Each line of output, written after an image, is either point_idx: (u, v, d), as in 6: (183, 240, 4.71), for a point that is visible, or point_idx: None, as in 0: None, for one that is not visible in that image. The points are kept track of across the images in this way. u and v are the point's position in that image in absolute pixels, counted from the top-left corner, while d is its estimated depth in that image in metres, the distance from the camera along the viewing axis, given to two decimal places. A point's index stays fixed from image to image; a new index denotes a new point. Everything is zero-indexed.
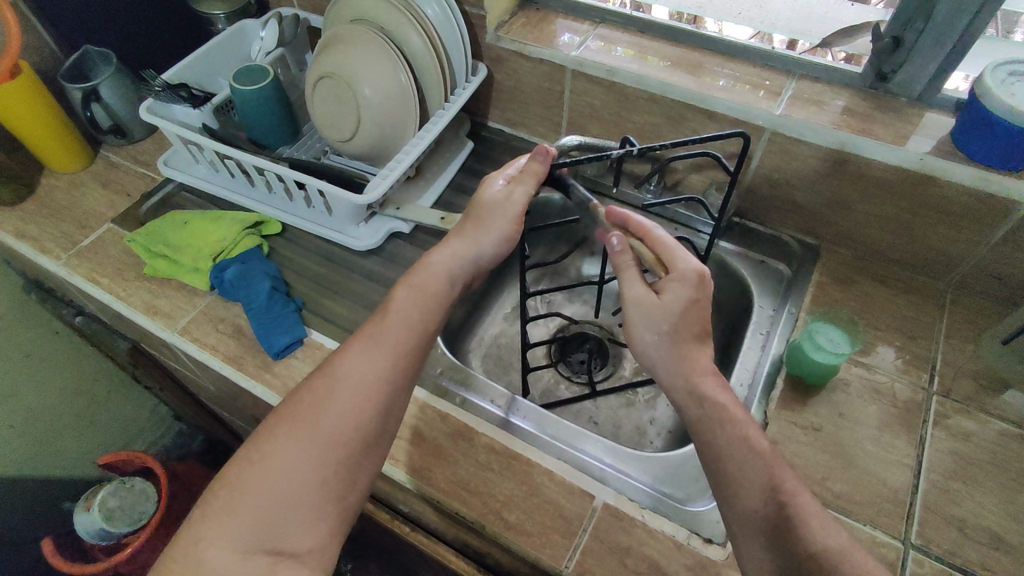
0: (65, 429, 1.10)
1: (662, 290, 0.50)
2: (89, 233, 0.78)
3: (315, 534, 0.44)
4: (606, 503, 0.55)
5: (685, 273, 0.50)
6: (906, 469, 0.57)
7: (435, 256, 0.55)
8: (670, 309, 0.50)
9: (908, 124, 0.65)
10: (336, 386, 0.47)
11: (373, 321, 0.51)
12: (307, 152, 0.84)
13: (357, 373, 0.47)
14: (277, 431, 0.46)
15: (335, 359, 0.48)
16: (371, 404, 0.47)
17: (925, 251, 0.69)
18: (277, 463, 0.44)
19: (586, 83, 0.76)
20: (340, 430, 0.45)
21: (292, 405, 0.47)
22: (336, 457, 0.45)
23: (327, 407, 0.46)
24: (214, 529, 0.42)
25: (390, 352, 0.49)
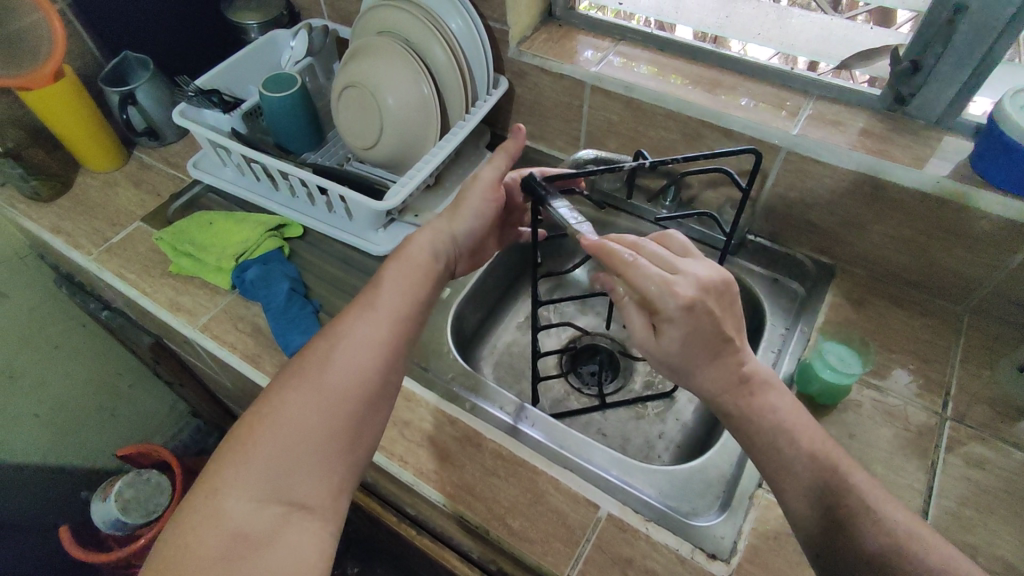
0: (87, 420, 1.14)
1: (659, 331, 0.45)
2: (119, 231, 0.81)
3: (328, 485, 0.44)
4: (611, 514, 0.56)
5: (673, 311, 0.43)
6: (916, 494, 0.56)
7: (419, 234, 0.57)
8: (672, 345, 0.45)
9: (926, 146, 0.65)
10: (342, 344, 0.48)
11: (371, 288, 0.53)
12: (330, 158, 0.86)
13: (363, 332, 0.49)
14: (285, 386, 0.46)
15: (336, 323, 0.50)
16: (378, 361, 0.48)
17: (942, 274, 0.68)
18: (289, 415, 0.45)
19: (605, 98, 0.77)
20: (349, 385, 0.47)
21: (299, 363, 0.48)
22: (346, 411, 0.46)
23: (334, 363, 0.47)
24: (229, 481, 0.42)
25: (393, 314, 0.51)
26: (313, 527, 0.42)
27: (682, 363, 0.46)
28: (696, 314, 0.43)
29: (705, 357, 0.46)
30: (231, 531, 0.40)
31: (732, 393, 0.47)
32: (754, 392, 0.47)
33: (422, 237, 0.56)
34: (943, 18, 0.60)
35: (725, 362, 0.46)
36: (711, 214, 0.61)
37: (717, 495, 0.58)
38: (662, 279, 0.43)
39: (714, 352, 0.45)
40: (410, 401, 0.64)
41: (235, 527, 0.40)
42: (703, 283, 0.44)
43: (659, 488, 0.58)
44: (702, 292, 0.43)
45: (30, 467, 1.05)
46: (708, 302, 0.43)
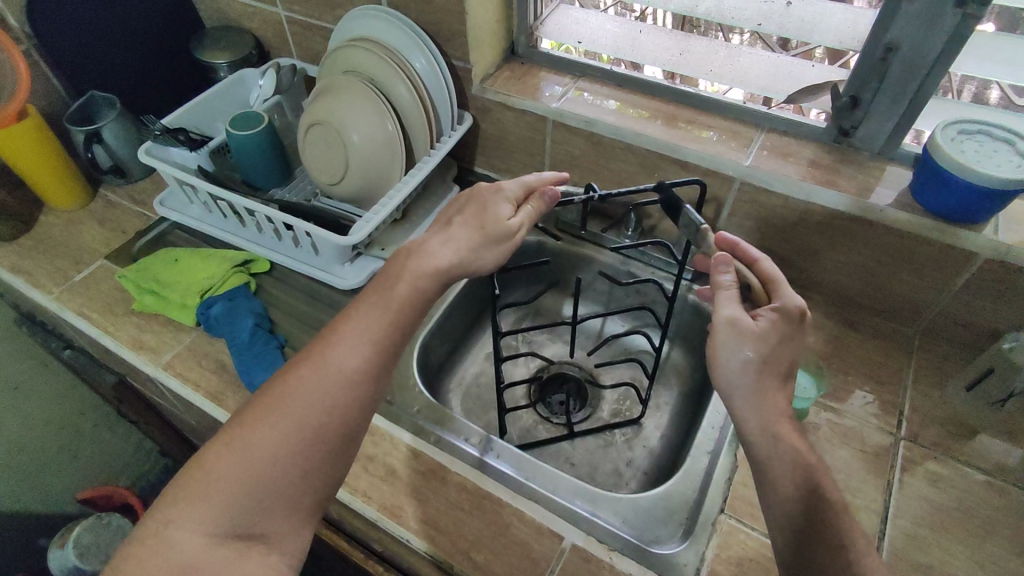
0: (49, 463, 1.10)
1: (759, 319, 0.49)
2: (83, 269, 0.80)
3: (288, 519, 0.45)
4: (575, 545, 0.56)
5: (795, 308, 0.50)
6: (873, 514, 0.57)
7: (431, 250, 0.56)
8: (770, 338, 0.48)
9: (871, 177, 0.68)
10: (320, 375, 0.48)
11: (358, 313, 0.53)
12: (298, 194, 0.87)
13: (343, 364, 0.49)
14: (256, 415, 0.47)
15: (318, 350, 0.50)
16: (354, 396, 0.49)
17: (893, 299, 0.71)
18: (258, 446, 0.45)
19: (566, 133, 0.80)
20: (322, 419, 0.47)
21: (274, 392, 0.48)
22: (316, 445, 0.47)
23: (310, 396, 0.48)
24: (185, 513, 0.43)
25: (372, 343, 0.51)
26: (268, 562, 0.44)
27: (766, 358, 0.48)
28: (806, 323, 0.50)
29: (772, 380, 0.48)
30: (180, 565, 0.41)
31: (781, 420, 0.47)
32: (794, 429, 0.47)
33: (431, 251, 0.56)
34: (876, 57, 0.63)
35: (779, 395, 0.48)
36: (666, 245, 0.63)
37: (682, 522, 0.58)
38: (784, 286, 0.52)
39: (779, 376, 0.48)
40: (376, 435, 0.64)
41: (186, 562, 0.41)
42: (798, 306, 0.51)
43: (623, 516, 0.59)
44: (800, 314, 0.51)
45: None
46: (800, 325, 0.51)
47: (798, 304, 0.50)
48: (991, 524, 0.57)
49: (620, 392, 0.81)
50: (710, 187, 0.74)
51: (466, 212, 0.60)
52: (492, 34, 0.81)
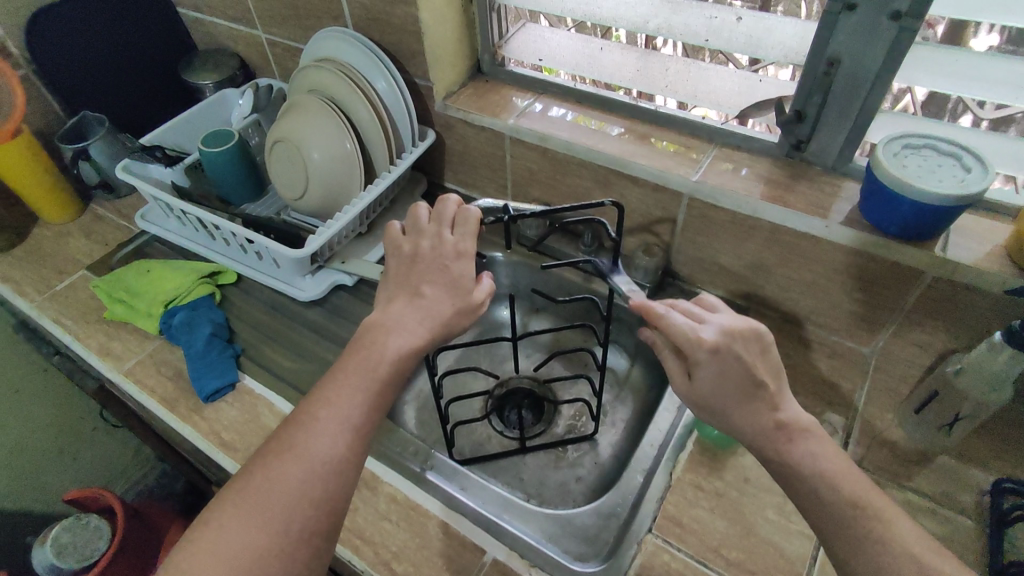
0: (47, 463, 1.16)
1: (692, 374, 0.48)
2: (64, 278, 0.85)
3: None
4: (496, 559, 0.56)
5: (700, 356, 0.47)
6: (806, 539, 0.56)
7: (390, 318, 0.52)
8: (705, 389, 0.47)
9: (822, 192, 0.66)
10: (297, 470, 0.45)
11: (327, 392, 0.49)
12: (269, 209, 0.90)
13: (319, 452, 0.46)
14: (228, 524, 0.43)
15: (294, 434, 0.46)
16: (335, 489, 0.45)
17: (849, 318, 0.69)
18: (236, 563, 0.41)
19: (523, 149, 0.81)
20: (302, 524, 0.44)
21: (245, 495, 0.44)
22: (301, 550, 0.43)
23: (288, 495, 0.44)
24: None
25: (349, 426, 0.47)
26: None
27: (720, 407, 0.47)
28: (722, 357, 0.46)
29: (739, 406, 0.46)
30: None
31: (770, 437, 0.45)
32: (791, 438, 0.45)
33: (388, 320, 0.52)
34: (820, 71, 0.62)
35: (758, 408, 0.46)
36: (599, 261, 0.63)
37: (608, 541, 0.58)
38: (687, 326, 0.48)
39: (744, 396, 0.46)
40: None
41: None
42: (727, 331, 0.47)
43: (550, 534, 0.59)
44: (726, 338, 0.46)
45: None
46: (736, 346, 0.46)
47: (713, 345, 0.46)
48: None
49: (577, 408, 0.81)
50: (661, 201, 0.73)
51: (425, 275, 0.54)
52: (454, 53, 0.83)
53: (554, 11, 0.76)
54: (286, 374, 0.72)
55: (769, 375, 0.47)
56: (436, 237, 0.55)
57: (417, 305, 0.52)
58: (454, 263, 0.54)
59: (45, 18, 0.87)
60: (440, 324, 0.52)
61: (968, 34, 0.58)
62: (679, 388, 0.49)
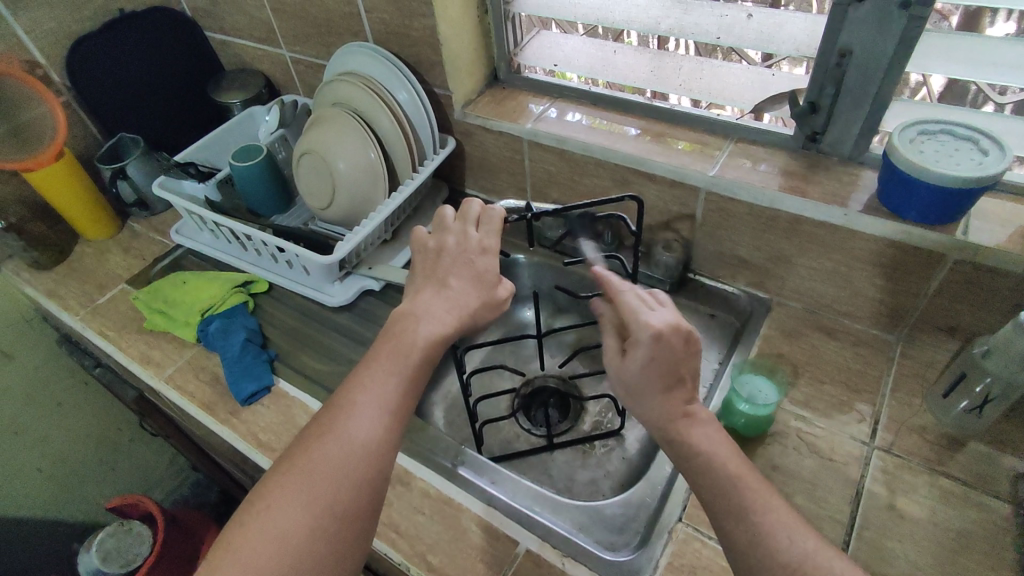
0: (89, 474, 1.20)
1: (626, 353, 0.50)
2: (105, 293, 0.89)
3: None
4: (528, 550, 0.57)
5: (641, 336, 0.48)
6: (838, 524, 0.56)
7: (423, 308, 0.54)
8: (630, 369, 0.49)
9: (840, 182, 0.67)
10: (339, 452, 0.46)
11: (361, 376, 0.51)
12: (297, 219, 0.93)
13: (359, 434, 0.47)
14: (275, 504, 0.44)
15: (333, 418, 0.48)
16: (375, 470, 0.47)
17: (873, 306, 0.69)
18: (285, 542, 0.43)
19: (542, 152, 0.83)
20: (348, 503, 0.45)
21: (289, 477, 0.45)
22: (346, 528, 0.45)
23: (332, 475, 0.45)
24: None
25: (385, 409, 0.49)
26: None
27: (638, 386, 0.49)
28: (661, 343, 0.47)
29: (656, 390, 0.48)
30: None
31: (674, 423, 0.48)
32: (693, 424, 0.48)
33: (422, 310, 0.54)
34: (832, 63, 0.63)
35: (673, 398, 0.48)
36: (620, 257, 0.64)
37: (637, 531, 0.59)
38: (639, 313, 0.50)
39: (663, 387, 0.48)
40: None
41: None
42: (674, 322, 0.48)
43: (581, 524, 0.60)
44: (671, 328, 0.48)
45: (30, 518, 1.12)
46: (676, 339, 0.48)
47: (648, 329, 0.48)
48: (965, 537, 0.54)
49: (602, 404, 0.82)
50: (679, 197, 0.75)
51: (456, 268, 0.56)
52: (470, 61, 0.86)
53: (567, 16, 0.78)
54: (318, 376, 0.75)
55: (690, 375, 0.49)
56: (463, 234, 0.57)
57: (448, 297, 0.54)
58: (479, 261, 0.56)
59: (84, 46, 0.92)
60: (468, 320, 0.54)
61: (984, 22, 0.58)
62: (610, 364, 0.51)
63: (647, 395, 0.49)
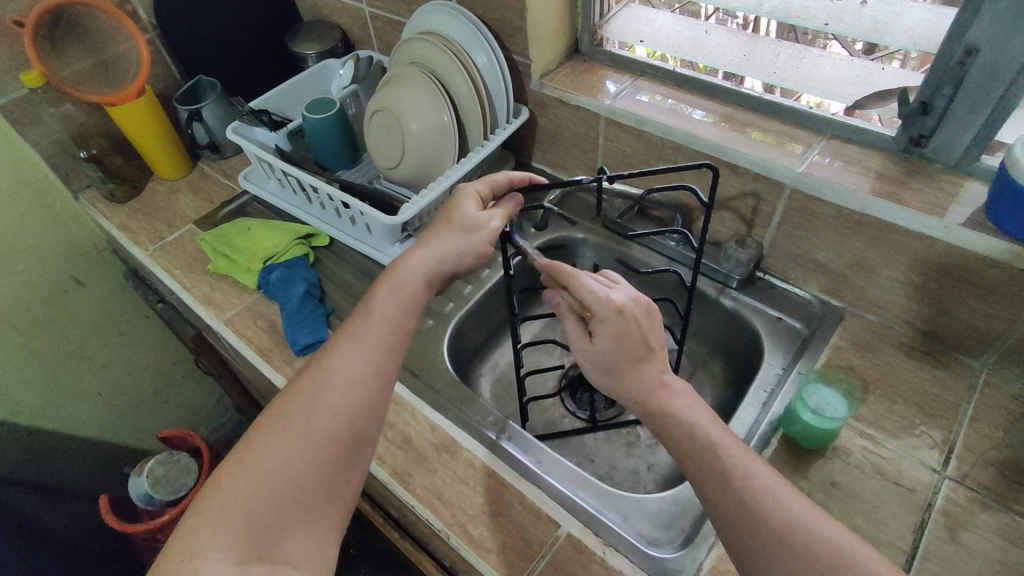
0: (142, 403, 1.26)
1: (593, 334, 0.50)
2: (174, 231, 0.91)
3: (310, 542, 0.46)
4: (570, 534, 0.56)
5: (605, 314, 0.48)
6: (897, 551, 0.53)
7: (417, 253, 0.57)
8: (603, 347, 0.49)
9: (942, 191, 0.62)
10: (328, 384, 0.49)
11: (357, 318, 0.54)
12: (362, 177, 0.93)
13: (348, 369, 0.50)
14: (267, 431, 0.48)
15: (324, 358, 0.51)
16: (365, 403, 0.49)
17: (958, 325, 0.65)
18: (270, 464, 0.46)
19: (618, 130, 0.80)
20: (336, 436, 0.48)
21: (282, 407, 0.49)
22: (336, 461, 0.48)
23: (320, 405, 0.48)
24: (206, 545, 0.43)
25: (373, 348, 0.52)
26: None
27: (611, 366, 0.49)
28: (623, 318, 0.48)
29: (630, 366, 0.49)
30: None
31: (650, 394, 0.48)
32: (671, 395, 0.48)
33: (416, 256, 0.57)
34: (954, 61, 0.58)
35: (645, 369, 0.49)
36: (686, 232, 0.68)
37: (683, 529, 0.57)
38: (596, 289, 0.49)
39: (634, 361, 0.49)
40: (399, 407, 0.68)
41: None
42: (633, 298, 0.50)
43: (625, 513, 0.58)
44: (631, 303, 0.49)
45: (87, 438, 1.18)
46: (637, 313, 0.49)
47: (610, 301, 0.48)
48: None
49: None
50: (759, 191, 0.71)
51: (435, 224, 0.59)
52: (554, 30, 0.83)
53: None
54: None
55: (659, 347, 0.50)
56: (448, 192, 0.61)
57: (445, 239, 0.57)
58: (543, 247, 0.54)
59: None
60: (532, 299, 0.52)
61: None
62: (580, 350, 0.51)
63: (618, 375, 0.49)
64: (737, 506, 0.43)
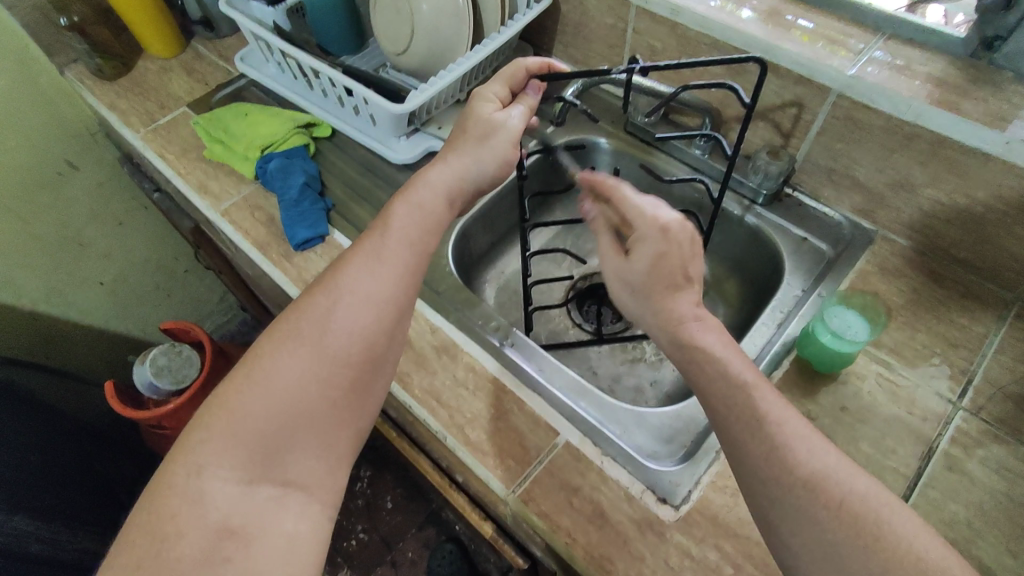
0: (145, 295, 1.25)
1: (630, 251, 0.50)
2: (166, 114, 0.85)
3: (323, 466, 0.44)
4: (569, 442, 0.55)
5: (649, 232, 0.49)
6: (901, 478, 0.52)
7: (434, 170, 0.53)
8: (638, 268, 0.49)
9: (1009, 102, 0.56)
10: (343, 302, 0.46)
11: (373, 235, 0.50)
12: (369, 63, 0.85)
13: (365, 289, 0.47)
14: (276, 348, 0.44)
15: (339, 275, 0.47)
16: (383, 326, 0.47)
17: (998, 254, 0.61)
18: (281, 382, 0.43)
19: (650, 22, 0.72)
20: (352, 359, 0.45)
21: (293, 323, 0.46)
22: (351, 384, 0.45)
23: (334, 323, 0.45)
24: (214, 461, 0.40)
25: (392, 268, 0.48)
26: (309, 509, 0.42)
27: (643, 287, 0.48)
28: (668, 238, 0.48)
29: (664, 290, 0.48)
30: (215, 523, 0.39)
31: (682, 323, 0.47)
32: (700, 327, 0.47)
33: (434, 172, 0.53)
34: None
35: (680, 297, 0.48)
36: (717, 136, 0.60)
37: (683, 444, 0.56)
38: (640, 207, 0.50)
39: (669, 286, 0.48)
40: None
41: (218, 516, 0.39)
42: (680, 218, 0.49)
43: (625, 425, 0.57)
44: (679, 224, 0.48)
45: (91, 326, 1.18)
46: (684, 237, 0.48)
47: (660, 219, 0.49)
48: None
49: None
50: (801, 97, 0.64)
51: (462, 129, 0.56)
52: None
53: None
54: None
55: (696, 278, 0.49)
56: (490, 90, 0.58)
57: (464, 153, 0.54)
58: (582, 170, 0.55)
59: None
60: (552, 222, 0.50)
61: None
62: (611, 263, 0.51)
63: (649, 298, 0.48)
64: (746, 426, 0.41)
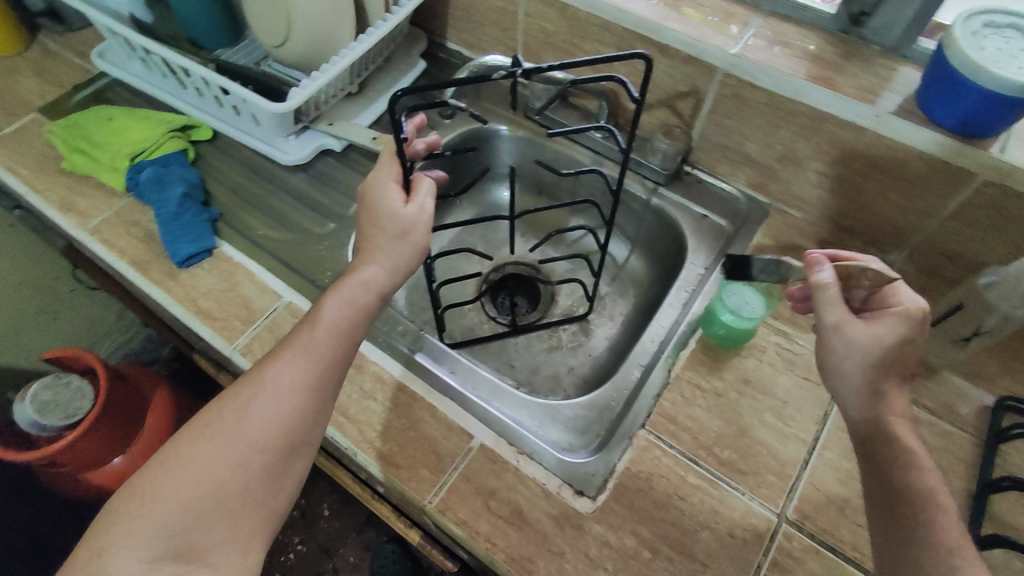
0: (24, 321, 1.14)
1: (873, 320, 0.45)
2: (16, 122, 0.76)
3: (233, 547, 0.42)
4: (483, 445, 0.54)
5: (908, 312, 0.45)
6: (801, 443, 0.55)
7: (365, 268, 0.49)
8: (882, 336, 0.45)
9: (877, 76, 0.58)
10: (263, 389, 0.45)
11: (303, 326, 0.48)
12: (247, 57, 0.79)
13: (289, 376, 0.45)
14: (197, 432, 0.44)
15: (266, 363, 0.46)
16: (304, 410, 0.45)
17: (880, 222, 0.64)
18: (196, 465, 0.42)
19: (539, 4, 0.70)
20: (271, 444, 0.44)
21: (216, 408, 0.45)
22: (269, 467, 0.44)
23: (252, 410, 0.44)
24: (116, 541, 0.40)
25: (317, 352, 0.47)
26: None
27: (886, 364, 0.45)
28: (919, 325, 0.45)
29: (894, 374, 0.45)
30: None
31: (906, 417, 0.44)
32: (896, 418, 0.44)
33: (365, 270, 0.49)
34: None
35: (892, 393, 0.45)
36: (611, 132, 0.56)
37: (597, 435, 0.57)
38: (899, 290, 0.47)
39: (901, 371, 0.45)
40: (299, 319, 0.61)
41: None
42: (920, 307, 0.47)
43: (540, 422, 0.57)
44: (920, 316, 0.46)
45: None
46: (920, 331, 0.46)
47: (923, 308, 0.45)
48: None
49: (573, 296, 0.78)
50: (690, 77, 0.65)
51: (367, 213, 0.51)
52: None
53: None
54: (267, 243, 0.67)
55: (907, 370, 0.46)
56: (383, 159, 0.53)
57: (383, 251, 0.49)
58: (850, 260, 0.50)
59: None
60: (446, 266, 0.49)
61: None
62: (860, 334, 0.45)
63: (873, 380, 0.45)
64: None
